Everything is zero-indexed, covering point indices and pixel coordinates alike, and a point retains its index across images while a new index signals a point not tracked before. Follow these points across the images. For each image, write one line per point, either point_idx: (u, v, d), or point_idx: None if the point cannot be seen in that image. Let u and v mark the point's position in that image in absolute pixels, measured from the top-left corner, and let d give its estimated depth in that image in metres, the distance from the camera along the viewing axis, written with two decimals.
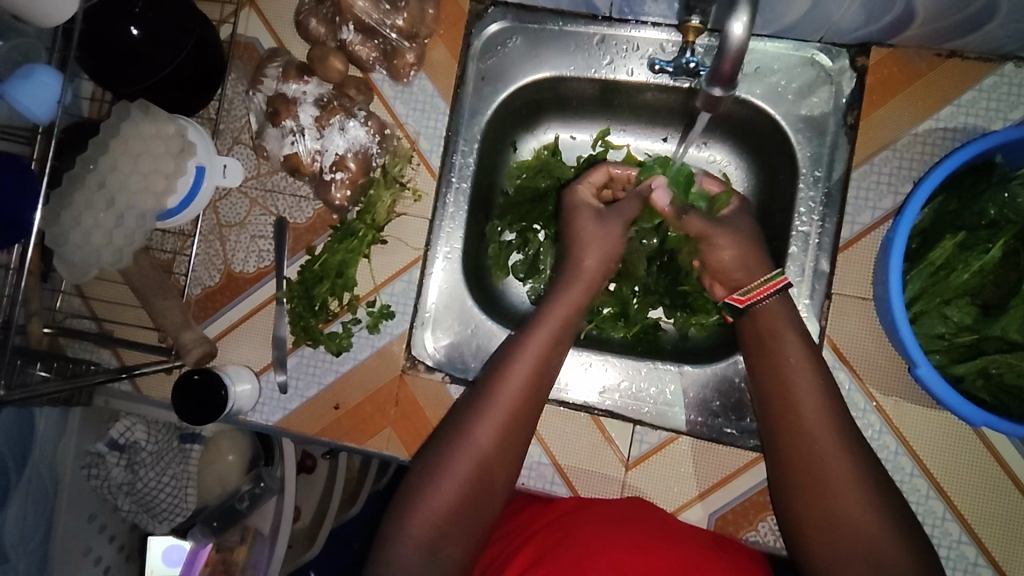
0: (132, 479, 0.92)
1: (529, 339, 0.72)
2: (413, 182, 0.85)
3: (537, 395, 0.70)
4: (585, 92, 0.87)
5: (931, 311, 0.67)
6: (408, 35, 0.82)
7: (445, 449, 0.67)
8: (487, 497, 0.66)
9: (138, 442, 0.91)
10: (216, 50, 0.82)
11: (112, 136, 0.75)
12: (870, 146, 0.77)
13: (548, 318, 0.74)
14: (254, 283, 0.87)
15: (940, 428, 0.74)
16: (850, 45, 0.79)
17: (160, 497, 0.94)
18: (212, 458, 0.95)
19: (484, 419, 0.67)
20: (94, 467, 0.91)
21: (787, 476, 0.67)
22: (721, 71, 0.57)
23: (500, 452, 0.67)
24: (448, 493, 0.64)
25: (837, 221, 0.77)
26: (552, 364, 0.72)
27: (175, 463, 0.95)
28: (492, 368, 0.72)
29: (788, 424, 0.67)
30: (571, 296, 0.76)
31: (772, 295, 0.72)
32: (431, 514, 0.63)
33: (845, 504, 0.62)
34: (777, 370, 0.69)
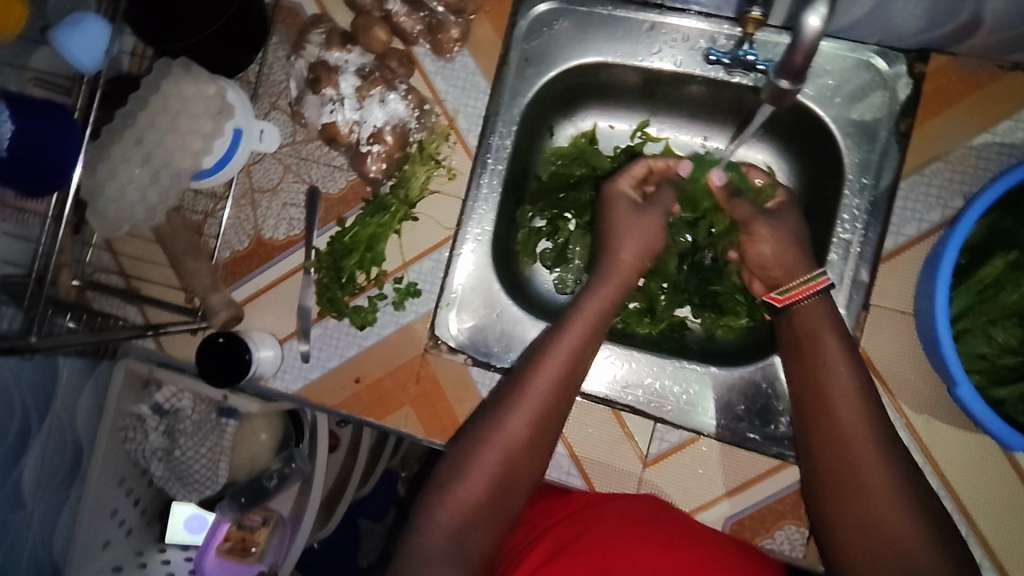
0: (169, 446, 0.94)
1: (566, 331, 0.70)
2: (449, 160, 0.84)
3: (570, 389, 0.69)
4: (630, 81, 0.86)
5: (974, 330, 0.65)
6: (454, 10, 0.81)
7: (475, 438, 0.65)
8: (516, 490, 0.65)
9: (181, 409, 0.93)
10: (260, 12, 0.81)
11: (153, 92, 0.75)
12: (921, 157, 0.75)
13: (586, 310, 0.72)
14: (282, 251, 0.86)
15: (972, 453, 0.72)
16: (908, 50, 0.76)
17: (194, 467, 0.94)
18: (247, 435, 0.96)
19: (516, 410, 0.65)
20: (134, 428, 0.92)
21: (821, 477, 0.66)
22: (792, 63, 0.56)
23: (531, 445, 0.65)
24: (477, 483, 0.63)
25: (881, 231, 0.75)
26: (588, 357, 0.71)
27: (213, 436, 0.94)
28: (527, 358, 0.70)
29: (822, 426, 0.66)
30: (610, 289, 0.74)
31: (812, 296, 0.71)
32: (460, 503, 0.62)
33: (878, 509, 0.61)
34: (816, 372, 0.68)
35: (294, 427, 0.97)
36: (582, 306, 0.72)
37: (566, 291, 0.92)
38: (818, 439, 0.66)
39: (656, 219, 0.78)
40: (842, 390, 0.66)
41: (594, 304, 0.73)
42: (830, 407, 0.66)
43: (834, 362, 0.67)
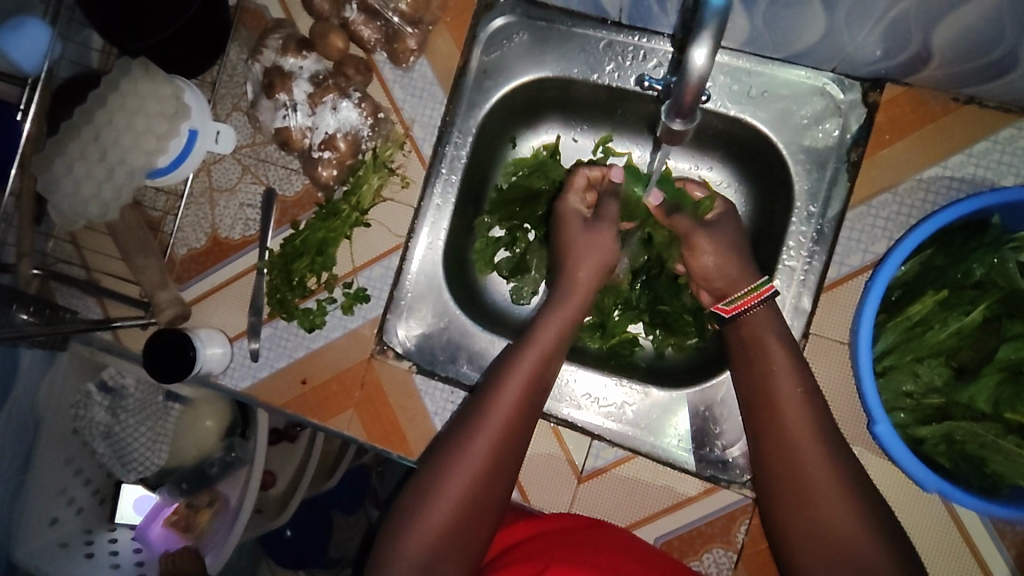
0: (112, 424, 0.95)
1: (525, 355, 0.71)
2: (403, 168, 0.85)
3: (530, 413, 0.69)
4: (589, 96, 0.86)
5: (901, 368, 0.65)
6: (411, 20, 0.81)
7: (437, 467, 0.66)
8: (483, 518, 0.66)
9: (126, 387, 0.94)
10: (222, 16, 0.82)
11: (112, 91, 0.78)
12: (870, 188, 0.74)
13: (545, 334, 0.73)
14: (238, 251, 0.88)
15: (904, 488, 0.72)
16: (863, 79, 0.75)
17: (136, 445, 0.96)
18: (189, 420, 0.94)
19: (475, 438, 0.66)
20: (79, 405, 0.93)
21: (771, 491, 0.65)
22: (681, 102, 0.53)
23: (494, 473, 0.66)
24: (442, 515, 0.64)
25: (826, 260, 0.75)
26: (547, 380, 0.71)
27: (156, 418, 0.96)
28: (487, 383, 0.71)
29: (772, 437, 0.65)
30: (568, 308, 0.75)
31: (756, 305, 0.71)
32: (426, 534, 0.64)
33: (825, 522, 0.61)
34: (767, 386, 0.67)
35: (241, 415, 0.94)
36: (542, 329, 0.73)
37: (522, 301, 0.92)
38: (767, 448, 0.65)
39: (607, 236, 0.78)
40: (790, 404, 0.65)
41: (552, 325, 0.74)
42: (781, 420, 0.65)
43: (779, 388, 0.67)
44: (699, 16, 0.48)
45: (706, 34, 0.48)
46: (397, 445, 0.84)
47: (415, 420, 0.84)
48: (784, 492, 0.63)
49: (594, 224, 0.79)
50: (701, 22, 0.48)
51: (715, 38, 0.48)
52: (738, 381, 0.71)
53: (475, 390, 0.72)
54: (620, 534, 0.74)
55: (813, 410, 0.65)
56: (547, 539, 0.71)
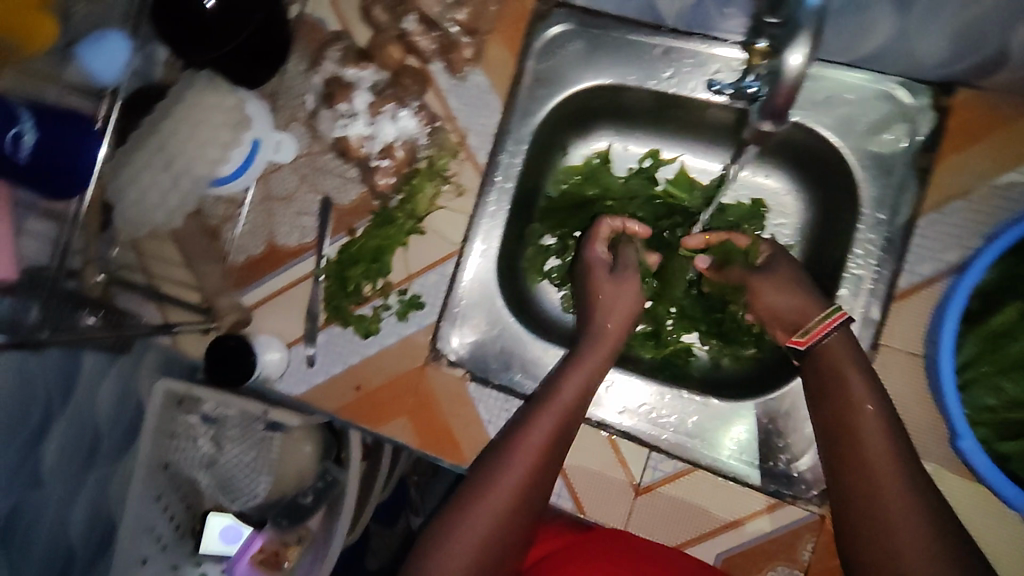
0: (215, 454, 0.96)
1: (566, 382, 0.71)
2: (457, 177, 0.85)
3: (569, 439, 0.70)
4: (643, 103, 0.85)
5: (982, 380, 0.63)
6: (469, 30, 0.83)
7: (475, 487, 0.66)
8: (515, 539, 0.66)
9: (227, 418, 0.94)
10: (285, 28, 0.85)
11: (177, 103, 0.80)
12: (941, 194, 0.72)
13: (586, 363, 0.73)
14: (295, 258, 0.89)
15: (984, 507, 0.69)
16: (934, 83, 0.72)
17: (239, 476, 0.97)
18: (291, 446, 0.96)
19: (516, 462, 0.66)
20: (184, 436, 0.94)
21: (847, 514, 0.63)
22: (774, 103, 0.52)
23: (531, 496, 0.66)
24: (479, 536, 0.64)
25: (895, 269, 0.72)
26: (586, 408, 0.71)
27: (256, 449, 0.96)
28: (527, 408, 0.71)
29: (850, 457, 0.64)
30: (612, 336, 0.76)
31: (834, 331, 0.69)
32: (476, 534, 0.64)
33: (906, 544, 0.59)
34: (848, 407, 0.65)
35: (335, 439, 0.95)
36: (585, 356, 0.73)
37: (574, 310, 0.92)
38: (846, 470, 0.64)
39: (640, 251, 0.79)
40: (871, 428, 0.64)
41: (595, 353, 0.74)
42: (860, 440, 0.64)
43: (863, 407, 0.65)
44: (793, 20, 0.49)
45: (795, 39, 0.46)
46: (450, 453, 0.84)
47: (469, 427, 0.84)
48: (862, 516, 0.62)
49: (619, 268, 0.79)
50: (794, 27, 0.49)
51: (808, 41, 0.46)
52: (812, 407, 0.70)
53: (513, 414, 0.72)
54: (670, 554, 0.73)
55: (895, 435, 0.63)
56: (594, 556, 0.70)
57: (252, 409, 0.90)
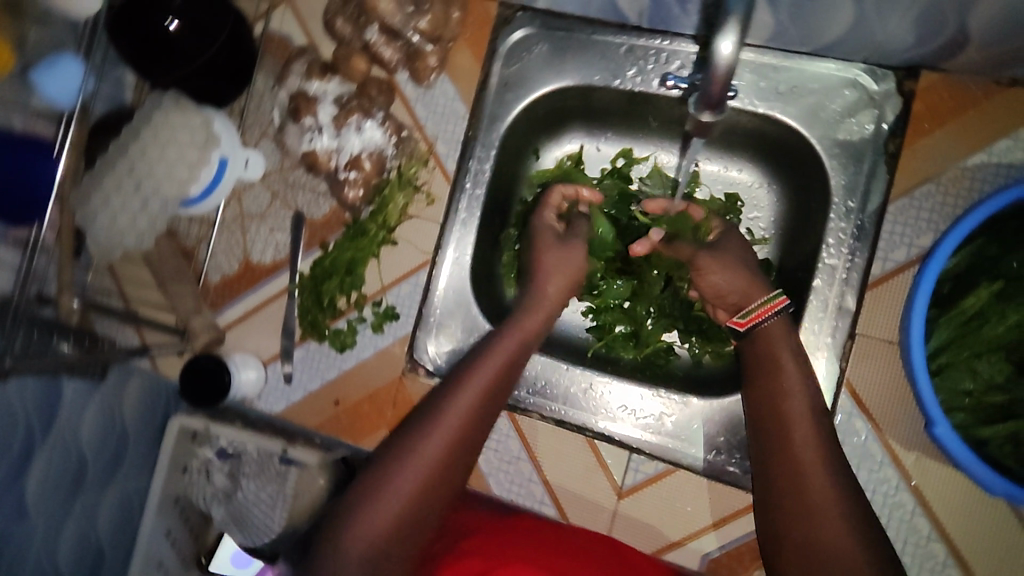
0: (230, 488, 0.88)
1: (482, 365, 0.68)
2: (428, 185, 0.84)
3: (484, 424, 0.67)
4: (611, 103, 0.85)
5: (958, 365, 0.62)
6: (431, 38, 0.81)
7: (382, 472, 0.62)
8: (424, 527, 0.63)
9: (241, 453, 0.86)
10: (249, 44, 0.85)
11: (145, 124, 0.78)
12: (912, 179, 0.71)
13: (505, 344, 0.70)
14: (269, 275, 0.89)
15: (967, 494, 0.67)
16: (897, 68, 0.72)
17: (256, 512, 0.88)
18: (303, 484, 0.84)
19: (426, 444, 0.63)
20: (199, 471, 0.89)
21: (773, 498, 0.62)
22: (709, 93, 0.52)
23: (441, 481, 0.64)
24: (385, 522, 0.60)
25: (868, 257, 0.72)
26: (502, 394, 0.69)
27: (273, 482, 0.86)
28: (440, 390, 0.68)
29: (776, 437, 0.63)
30: (535, 318, 0.74)
31: (772, 317, 0.69)
32: (383, 518, 0.60)
33: (831, 531, 0.57)
34: (776, 388, 0.65)
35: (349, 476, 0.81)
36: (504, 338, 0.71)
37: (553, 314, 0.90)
38: (773, 451, 0.63)
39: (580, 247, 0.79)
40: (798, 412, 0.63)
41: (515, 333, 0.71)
42: (787, 420, 0.63)
43: (788, 386, 0.65)
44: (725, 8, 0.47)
45: (731, 26, 0.47)
46: None
47: None
48: (794, 506, 0.60)
49: (567, 238, 0.79)
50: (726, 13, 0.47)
51: (743, 27, 0.47)
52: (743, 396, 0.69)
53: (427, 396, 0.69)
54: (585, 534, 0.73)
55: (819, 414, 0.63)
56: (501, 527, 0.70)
57: (265, 444, 0.84)
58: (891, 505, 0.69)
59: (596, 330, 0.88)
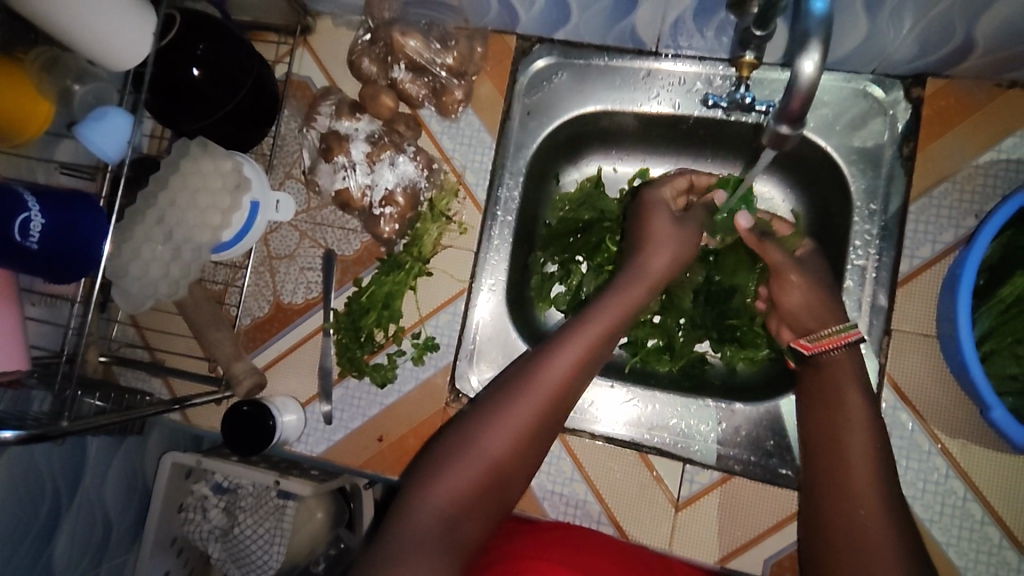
0: (228, 525, 0.92)
1: (576, 333, 0.69)
2: (459, 216, 0.86)
3: (572, 394, 0.68)
4: (629, 126, 0.88)
5: (1002, 351, 0.65)
6: (457, 73, 0.84)
7: (475, 424, 0.65)
8: (506, 484, 0.64)
9: (241, 488, 0.92)
10: (272, 89, 0.86)
11: (173, 171, 0.77)
12: (929, 178, 0.75)
13: (601, 316, 0.70)
14: (302, 314, 0.88)
15: (1011, 475, 0.71)
16: (904, 76, 0.77)
17: (252, 548, 0.92)
18: (303, 516, 0.92)
19: (519, 405, 0.65)
20: (197, 508, 0.93)
21: (819, 518, 0.64)
22: (789, 109, 0.54)
23: (527, 443, 0.65)
24: (473, 471, 0.62)
25: (896, 255, 0.75)
26: (593, 367, 0.69)
27: (271, 518, 0.91)
28: (533, 355, 0.69)
29: (828, 456, 0.66)
30: (632, 291, 0.74)
31: (842, 346, 0.71)
32: (457, 484, 0.61)
33: (867, 537, 0.59)
34: (834, 416, 0.68)
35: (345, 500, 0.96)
36: (600, 309, 0.71)
37: None
38: (824, 473, 0.65)
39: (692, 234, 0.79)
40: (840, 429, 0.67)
41: (612, 305, 0.72)
42: (841, 443, 0.66)
43: (830, 419, 0.68)
44: (803, 28, 0.49)
45: (813, 46, 0.49)
46: None
47: None
48: (837, 529, 0.61)
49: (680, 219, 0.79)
50: (806, 35, 0.49)
51: (825, 47, 0.49)
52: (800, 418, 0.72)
53: (516, 364, 0.70)
54: (645, 555, 0.74)
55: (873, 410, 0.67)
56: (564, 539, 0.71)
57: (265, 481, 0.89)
58: (944, 493, 0.71)
59: (629, 346, 0.89)
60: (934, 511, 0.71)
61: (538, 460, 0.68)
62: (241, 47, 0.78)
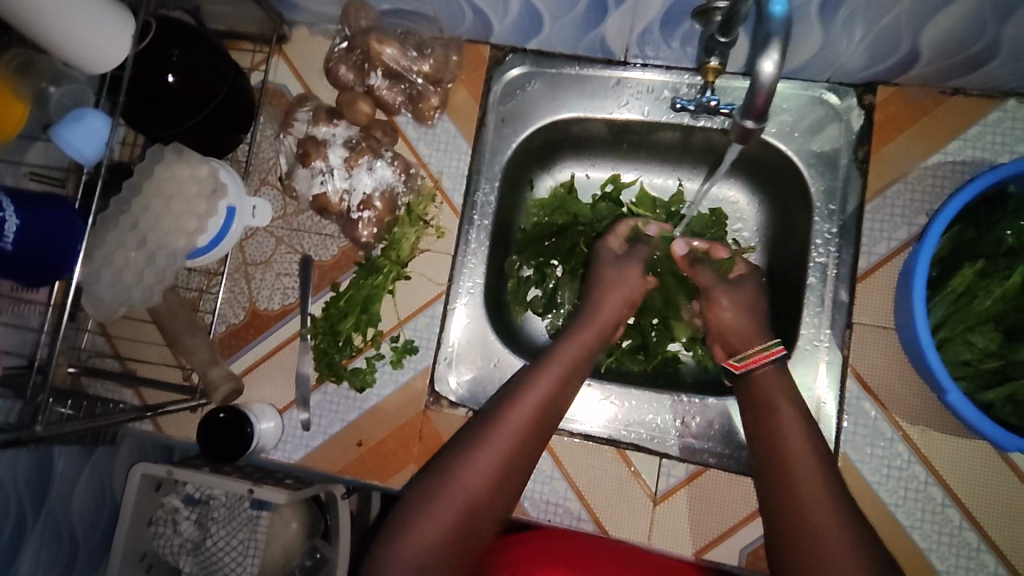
0: (201, 538, 0.91)
1: (536, 381, 0.73)
2: (437, 220, 0.87)
3: (535, 440, 0.71)
4: (600, 133, 0.91)
5: (955, 338, 0.69)
6: (433, 80, 0.86)
7: (446, 473, 0.67)
8: (478, 529, 0.67)
9: (213, 498, 0.91)
10: (248, 96, 0.86)
11: (146, 179, 0.77)
12: (882, 180, 0.80)
13: (559, 359, 0.75)
14: (278, 320, 0.88)
15: (969, 458, 0.75)
16: (856, 85, 0.81)
17: (224, 560, 0.90)
18: (278, 526, 0.91)
19: (486, 453, 0.68)
20: (168, 522, 0.91)
21: (783, 538, 0.64)
22: (754, 106, 0.57)
23: (497, 489, 0.68)
24: (446, 518, 0.65)
25: (854, 252, 0.79)
26: (554, 413, 0.73)
27: (244, 528, 0.90)
28: (496, 403, 0.73)
29: (780, 474, 0.67)
30: (583, 336, 0.79)
31: (767, 363, 0.75)
32: (430, 533, 0.64)
33: (815, 518, 0.63)
34: (780, 437, 0.69)
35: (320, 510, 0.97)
36: (553, 356, 0.76)
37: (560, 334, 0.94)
38: (781, 486, 0.67)
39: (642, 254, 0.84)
40: (798, 422, 0.70)
41: (568, 352, 0.76)
42: (791, 461, 0.67)
43: (788, 416, 0.71)
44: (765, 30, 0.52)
45: (773, 46, 0.52)
46: None
47: None
48: (789, 517, 0.65)
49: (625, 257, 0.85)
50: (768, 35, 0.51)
51: (783, 48, 0.52)
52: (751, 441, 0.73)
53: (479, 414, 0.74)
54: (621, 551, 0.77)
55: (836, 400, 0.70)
56: (534, 554, 0.72)
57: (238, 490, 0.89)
58: (907, 478, 0.75)
59: (604, 347, 0.91)
60: (898, 495, 0.75)
61: (510, 501, 0.70)
62: (217, 54, 0.79)
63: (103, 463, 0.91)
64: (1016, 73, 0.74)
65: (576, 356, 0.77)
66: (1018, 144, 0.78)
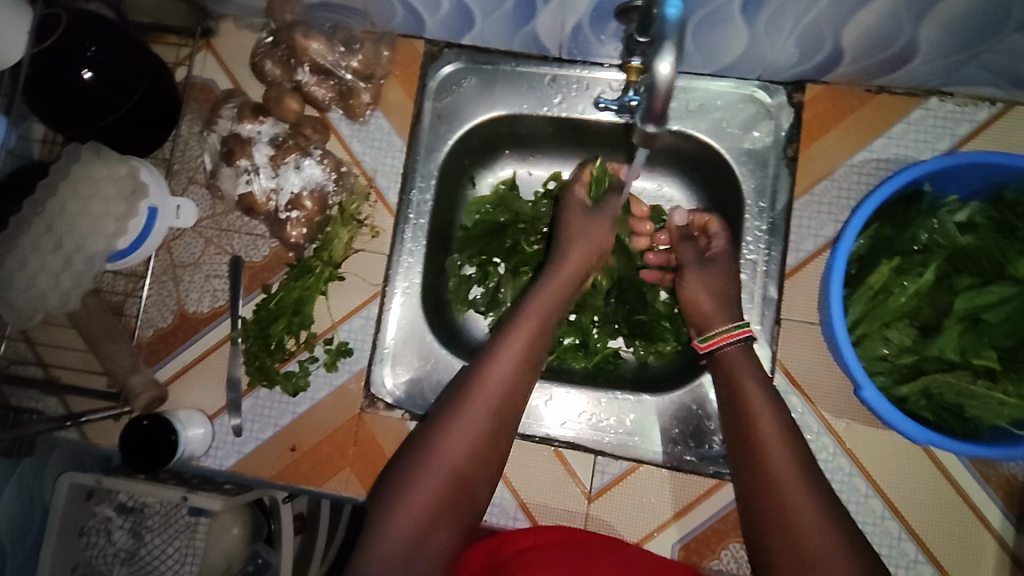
0: (135, 547, 0.88)
1: (496, 357, 0.71)
2: (371, 219, 0.86)
3: (509, 408, 0.70)
4: (540, 130, 0.89)
5: (872, 335, 0.71)
6: (363, 76, 0.84)
7: (417, 458, 0.67)
8: (461, 509, 0.67)
9: (148, 506, 0.89)
10: (173, 92, 0.83)
11: (62, 179, 0.74)
12: (809, 178, 0.81)
13: (526, 325, 0.73)
14: (208, 323, 0.86)
15: (891, 449, 0.77)
16: (787, 83, 0.82)
17: (160, 569, 0.88)
18: (217, 532, 0.87)
19: (452, 439, 0.67)
20: (99, 531, 0.88)
21: (753, 503, 0.66)
22: (653, 108, 0.56)
23: (473, 464, 0.67)
24: (424, 505, 0.65)
25: (783, 249, 0.80)
26: (526, 376, 0.72)
27: (182, 536, 0.88)
28: (463, 379, 0.71)
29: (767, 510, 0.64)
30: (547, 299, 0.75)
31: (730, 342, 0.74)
32: (409, 520, 0.64)
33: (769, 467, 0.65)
34: (760, 455, 0.66)
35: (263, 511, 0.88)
36: (516, 326, 0.73)
37: None
38: (742, 444, 0.69)
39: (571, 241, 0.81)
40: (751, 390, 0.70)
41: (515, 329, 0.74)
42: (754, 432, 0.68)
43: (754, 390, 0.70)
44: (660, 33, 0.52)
45: (669, 47, 0.52)
46: None
47: None
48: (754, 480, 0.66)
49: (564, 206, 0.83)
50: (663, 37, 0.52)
51: (678, 49, 0.52)
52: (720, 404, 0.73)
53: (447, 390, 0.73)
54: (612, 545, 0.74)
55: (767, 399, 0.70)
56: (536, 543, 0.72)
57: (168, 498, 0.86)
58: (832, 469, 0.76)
59: None
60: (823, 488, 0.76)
61: (494, 472, 0.70)
62: (136, 48, 0.76)
63: (29, 476, 0.86)
64: (936, 72, 0.75)
65: (534, 329, 0.74)
66: (939, 142, 0.80)
